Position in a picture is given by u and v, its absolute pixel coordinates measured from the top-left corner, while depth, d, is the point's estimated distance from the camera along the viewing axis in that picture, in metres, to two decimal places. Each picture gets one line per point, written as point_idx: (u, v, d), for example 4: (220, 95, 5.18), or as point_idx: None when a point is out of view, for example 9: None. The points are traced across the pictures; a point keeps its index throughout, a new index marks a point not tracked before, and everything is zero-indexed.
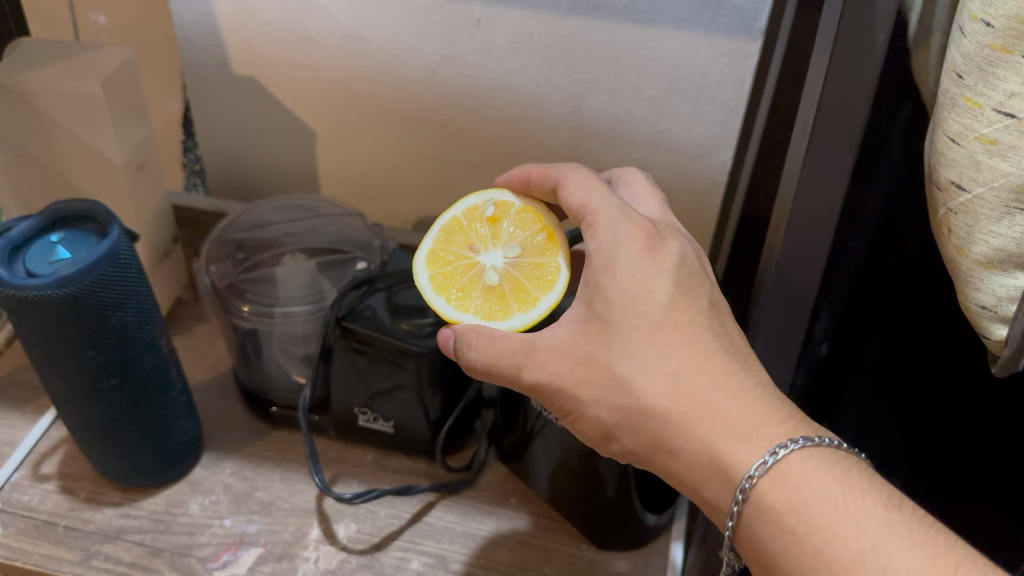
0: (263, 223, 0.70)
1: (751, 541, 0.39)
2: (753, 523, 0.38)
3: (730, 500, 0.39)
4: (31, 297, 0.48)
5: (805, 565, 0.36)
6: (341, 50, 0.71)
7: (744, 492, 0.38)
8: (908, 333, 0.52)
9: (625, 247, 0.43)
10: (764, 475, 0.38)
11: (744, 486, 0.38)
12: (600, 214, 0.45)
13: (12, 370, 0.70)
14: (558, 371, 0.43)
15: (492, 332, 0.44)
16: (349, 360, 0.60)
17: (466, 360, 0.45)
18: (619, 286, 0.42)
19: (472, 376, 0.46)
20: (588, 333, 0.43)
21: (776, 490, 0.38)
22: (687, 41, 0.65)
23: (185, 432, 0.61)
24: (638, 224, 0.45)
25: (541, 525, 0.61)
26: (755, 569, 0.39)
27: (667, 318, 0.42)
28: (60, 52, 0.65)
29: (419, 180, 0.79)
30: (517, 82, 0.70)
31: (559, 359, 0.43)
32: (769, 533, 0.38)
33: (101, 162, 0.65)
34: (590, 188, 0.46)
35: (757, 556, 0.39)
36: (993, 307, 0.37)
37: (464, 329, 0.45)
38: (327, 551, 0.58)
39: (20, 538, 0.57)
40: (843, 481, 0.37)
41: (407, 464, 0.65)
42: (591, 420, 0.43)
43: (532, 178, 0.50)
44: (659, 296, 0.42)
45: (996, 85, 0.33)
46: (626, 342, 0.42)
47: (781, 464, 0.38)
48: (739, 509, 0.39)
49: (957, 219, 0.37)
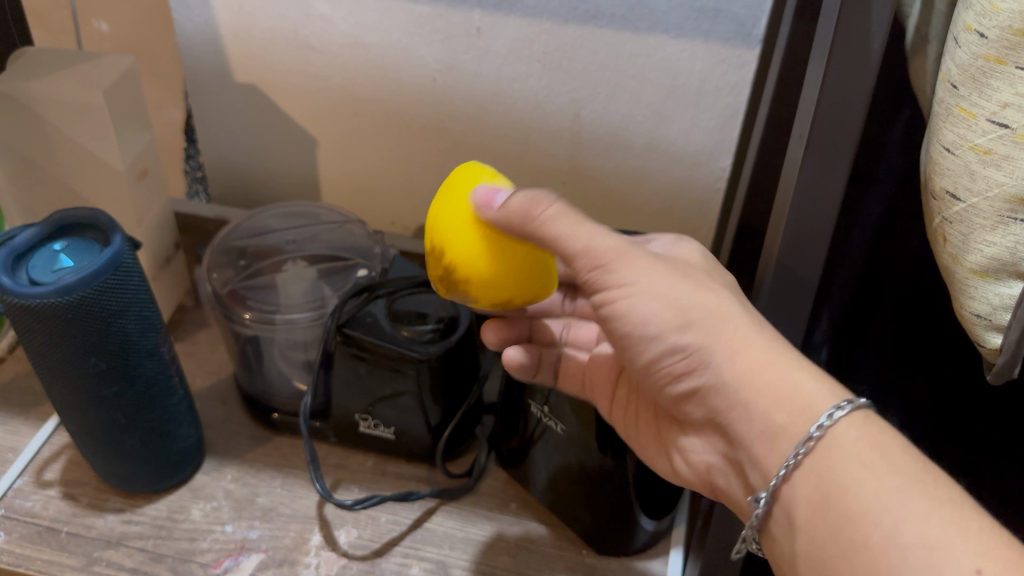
0: (265, 230, 0.70)
1: (823, 472, 0.37)
2: (830, 452, 0.37)
3: (808, 426, 0.38)
4: (34, 305, 0.48)
5: (880, 500, 0.34)
6: (342, 58, 0.72)
7: (829, 421, 0.37)
8: (908, 336, 0.52)
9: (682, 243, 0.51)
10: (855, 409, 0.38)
11: (830, 416, 0.37)
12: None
13: (14, 377, 0.70)
14: (643, 256, 0.43)
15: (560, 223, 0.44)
16: (351, 366, 0.60)
17: (541, 204, 0.42)
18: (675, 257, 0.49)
19: (533, 221, 0.41)
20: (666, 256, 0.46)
21: (856, 432, 0.37)
22: (686, 48, 0.66)
23: (186, 438, 0.61)
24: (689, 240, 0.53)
25: (542, 531, 0.61)
26: (803, 517, 0.37)
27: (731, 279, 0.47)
28: (63, 60, 0.66)
29: (419, 187, 0.79)
30: (516, 90, 0.71)
31: (644, 254, 0.44)
32: (847, 465, 0.36)
33: (104, 170, 0.66)
34: None
35: (816, 497, 0.37)
36: (988, 315, 0.37)
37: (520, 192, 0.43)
38: (328, 557, 0.58)
39: (23, 544, 0.57)
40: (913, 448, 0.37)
41: (407, 470, 0.65)
42: (670, 301, 0.42)
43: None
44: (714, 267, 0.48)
45: (990, 96, 0.34)
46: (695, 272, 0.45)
47: (865, 412, 0.38)
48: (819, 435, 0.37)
49: (953, 227, 0.37)
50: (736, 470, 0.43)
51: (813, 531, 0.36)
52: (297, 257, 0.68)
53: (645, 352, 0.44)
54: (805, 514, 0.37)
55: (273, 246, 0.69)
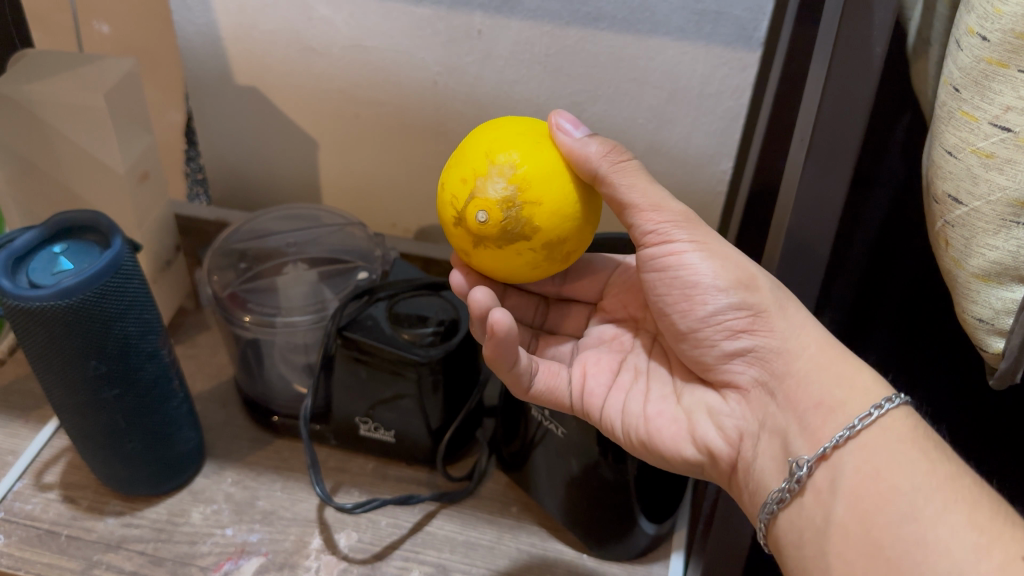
0: (266, 233, 0.70)
1: (876, 446, 0.38)
2: (886, 431, 0.39)
3: (866, 406, 0.40)
4: (34, 307, 0.48)
5: (938, 479, 0.36)
6: (343, 61, 0.71)
7: (887, 402, 0.40)
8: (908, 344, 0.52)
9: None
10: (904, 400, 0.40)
11: (887, 399, 0.40)
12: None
13: (14, 379, 0.70)
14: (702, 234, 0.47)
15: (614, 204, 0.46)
16: (351, 369, 0.60)
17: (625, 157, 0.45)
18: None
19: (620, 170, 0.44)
20: None
21: (904, 420, 0.39)
22: (687, 51, 0.66)
23: (186, 442, 0.61)
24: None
25: (543, 535, 0.61)
26: (847, 487, 0.38)
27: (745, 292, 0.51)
28: (63, 62, 0.66)
29: (420, 190, 0.79)
30: (517, 92, 0.70)
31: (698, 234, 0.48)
32: (901, 445, 0.38)
33: (104, 172, 0.66)
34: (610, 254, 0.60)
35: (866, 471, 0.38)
36: (991, 319, 0.37)
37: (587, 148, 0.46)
38: (328, 560, 0.58)
39: (23, 547, 0.57)
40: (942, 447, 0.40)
41: (408, 473, 0.65)
42: (735, 265, 0.45)
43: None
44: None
45: (993, 99, 0.34)
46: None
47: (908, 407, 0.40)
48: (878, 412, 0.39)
49: (955, 231, 0.37)
50: (770, 433, 0.44)
51: (858, 500, 0.37)
52: (297, 260, 0.68)
53: (702, 308, 0.46)
54: (849, 486, 0.38)
55: (273, 249, 0.69)
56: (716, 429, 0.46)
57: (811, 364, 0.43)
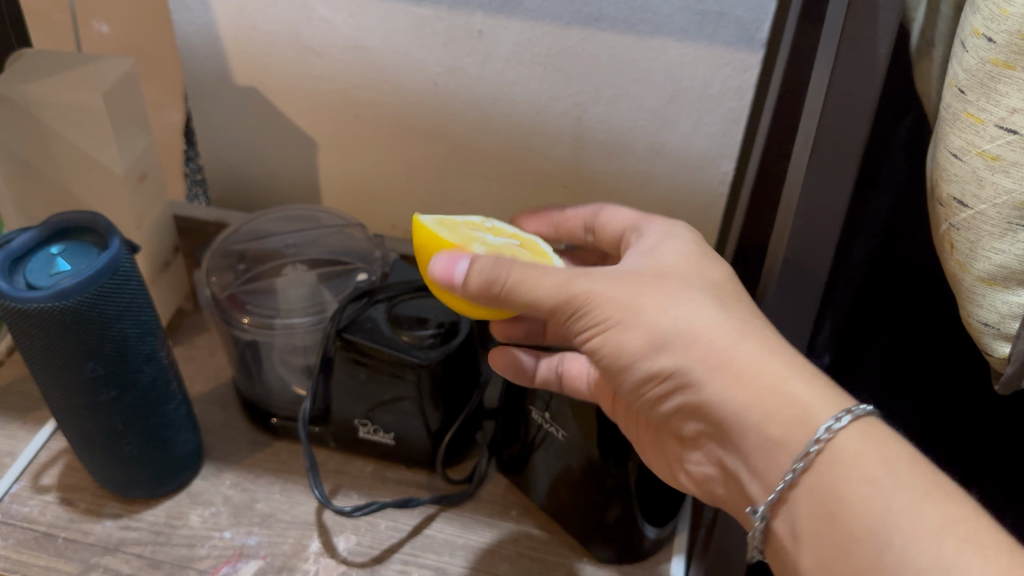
0: (266, 234, 0.70)
1: (823, 487, 0.36)
2: (829, 470, 0.36)
3: (805, 441, 0.37)
4: (30, 309, 0.47)
5: (885, 515, 0.33)
6: (343, 61, 0.71)
7: (829, 432, 0.36)
8: (910, 348, 0.52)
9: (673, 233, 0.49)
10: (856, 419, 0.37)
11: (830, 426, 0.36)
12: (649, 221, 0.53)
13: (12, 381, 0.70)
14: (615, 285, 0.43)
15: (533, 265, 0.44)
16: (350, 371, 0.60)
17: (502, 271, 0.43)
18: (666, 247, 0.47)
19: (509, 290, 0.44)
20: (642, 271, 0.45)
21: (858, 440, 0.36)
22: (689, 52, 0.65)
23: (184, 444, 0.60)
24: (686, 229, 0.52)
25: (543, 539, 0.61)
26: (809, 529, 0.37)
27: (718, 270, 0.45)
28: (62, 62, 0.65)
29: (420, 191, 0.79)
30: (518, 94, 0.70)
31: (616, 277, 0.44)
32: (850, 481, 0.35)
33: (103, 173, 0.65)
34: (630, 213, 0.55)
35: (820, 510, 0.36)
36: (996, 323, 0.37)
37: (483, 256, 0.44)
38: (327, 564, 0.57)
39: (20, 550, 0.57)
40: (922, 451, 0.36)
41: (407, 476, 0.65)
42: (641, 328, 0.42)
43: (567, 216, 0.59)
44: (703, 254, 0.46)
45: (998, 101, 0.33)
46: (681, 274, 0.44)
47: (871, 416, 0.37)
48: (818, 449, 0.36)
49: (960, 235, 0.36)
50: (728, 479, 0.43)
51: (818, 545, 0.36)
52: (297, 259, 0.68)
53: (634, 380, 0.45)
54: (809, 531, 0.36)
55: (272, 250, 0.68)
56: (688, 475, 0.47)
57: (733, 412, 0.39)
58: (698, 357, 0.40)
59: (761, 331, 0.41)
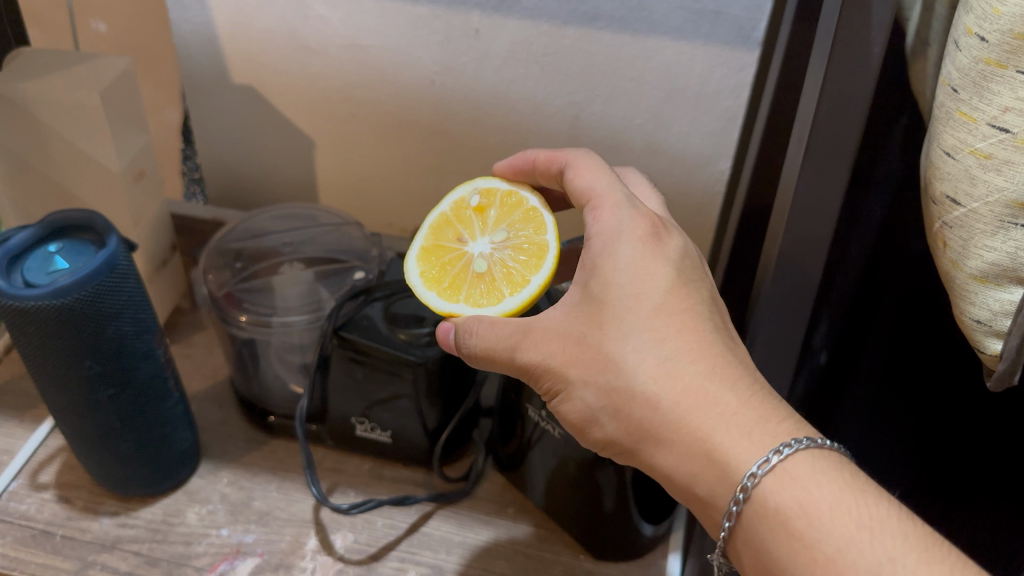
0: (264, 232, 0.70)
1: (755, 541, 0.37)
2: (755, 524, 0.37)
3: (727, 499, 0.38)
4: (28, 307, 0.48)
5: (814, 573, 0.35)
6: (340, 60, 0.71)
7: (745, 490, 0.37)
8: (908, 344, 0.52)
9: (627, 232, 0.44)
10: (768, 474, 0.37)
11: (745, 485, 0.37)
12: (605, 200, 0.46)
13: (10, 379, 0.70)
14: (550, 351, 0.43)
15: (493, 318, 0.45)
16: (347, 369, 0.60)
17: (468, 342, 0.45)
18: (617, 267, 0.43)
19: (474, 365, 0.46)
20: (583, 314, 0.43)
21: (781, 490, 0.37)
22: (685, 51, 0.65)
23: (182, 442, 0.60)
24: (643, 214, 0.45)
25: (539, 536, 0.61)
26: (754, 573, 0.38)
27: (665, 300, 0.42)
28: (59, 61, 0.65)
29: (417, 189, 0.79)
30: (515, 92, 0.70)
31: (551, 339, 0.43)
32: (771, 536, 0.37)
33: (101, 172, 0.65)
34: (597, 173, 0.48)
35: (757, 558, 0.38)
36: (989, 321, 0.37)
37: (464, 321, 0.45)
38: (324, 561, 0.58)
39: (18, 547, 0.57)
40: (851, 487, 0.36)
41: (404, 474, 0.65)
42: (577, 403, 0.43)
43: (537, 162, 0.52)
44: (653, 276, 0.42)
45: (991, 100, 0.34)
46: (622, 321, 0.41)
47: (788, 462, 0.37)
48: (738, 509, 0.38)
49: (952, 232, 0.37)
50: None
51: None
52: (294, 257, 0.68)
53: None
54: (753, 572, 0.38)
55: (270, 248, 0.68)
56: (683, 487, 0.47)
57: (681, 475, 0.40)
58: (641, 427, 0.40)
59: (699, 390, 0.39)
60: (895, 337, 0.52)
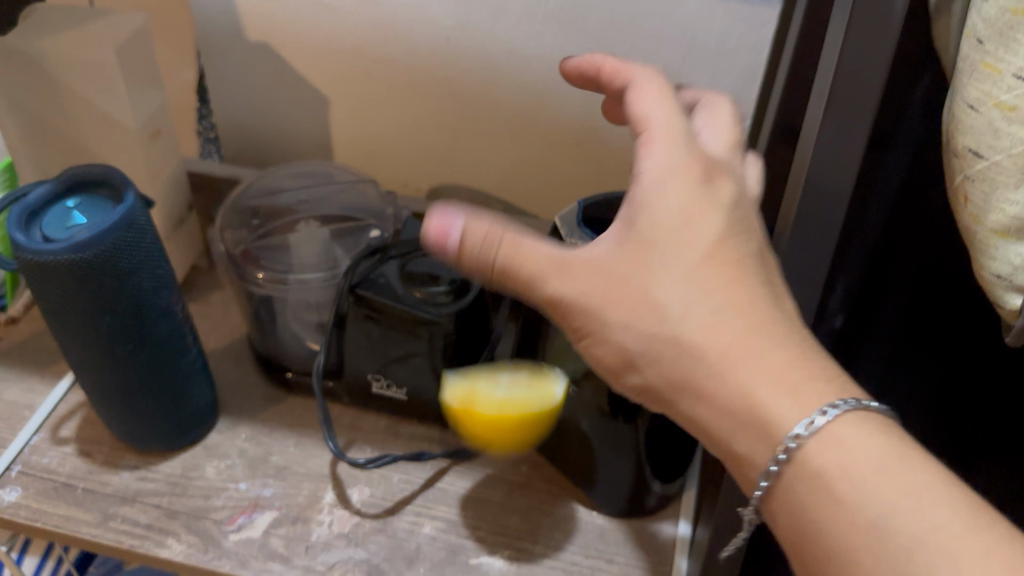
0: (278, 190, 0.70)
1: (795, 506, 0.35)
2: (795, 490, 0.35)
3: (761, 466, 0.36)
4: (47, 261, 0.48)
5: (852, 540, 0.33)
6: (355, 16, 0.71)
7: (787, 452, 0.35)
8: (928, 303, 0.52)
9: (680, 168, 0.39)
10: (813, 435, 0.34)
11: (787, 446, 0.35)
12: (661, 132, 0.40)
13: (30, 336, 0.71)
14: (589, 287, 0.39)
15: (516, 227, 0.41)
16: (364, 326, 0.60)
17: (482, 247, 0.40)
18: (666, 203, 0.38)
19: (479, 270, 0.41)
20: (628, 250, 0.38)
21: (823, 453, 0.34)
22: (705, 6, 0.65)
23: (201, 397, 0.61)
24: (699, 156, 0.39)
25: (553, 493, 0.61)
26: (788, 538, 0.36)
27: (714, 248, 0.37)
28: (75, 16, 0.65)
29: (434, 149, 0.78)
30: (531, 50, 0.70)
31: (592, 274, 0.39)
32: (811, 501, 0.35)
33: (118, 129, 0.65)
34: (654, 102, 0.41)
35: (793, 524, 0.36)
36: (1008, 275, 0.37)
37: (475, 218, 0.40)
38: (341, 515, 0.58)
39: (40, 500, 0.58)
40: (898, 452, 0.34)
41: (420, 430, 0.65)
42: None
43: (602, 70, 0.48)
44: (704, 220, 0.38)
45: (1018, 51, 0.33)
46: (668, 262, 0.37)
47: (833, 424, 0.34)
48: (778, 470, 0.35)
49: (974, 187, 0.36)
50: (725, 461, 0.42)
51: (796, 558, 0.36)
52: (309, 215, 0.68)
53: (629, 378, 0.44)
54: (787, 537, 0.36)
55: (286, 206, 0.69)
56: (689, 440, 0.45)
57: None
58: (686, 375, 0.37)
59: (744, 345, 0.36)
60: (911, 300, 0.52)
